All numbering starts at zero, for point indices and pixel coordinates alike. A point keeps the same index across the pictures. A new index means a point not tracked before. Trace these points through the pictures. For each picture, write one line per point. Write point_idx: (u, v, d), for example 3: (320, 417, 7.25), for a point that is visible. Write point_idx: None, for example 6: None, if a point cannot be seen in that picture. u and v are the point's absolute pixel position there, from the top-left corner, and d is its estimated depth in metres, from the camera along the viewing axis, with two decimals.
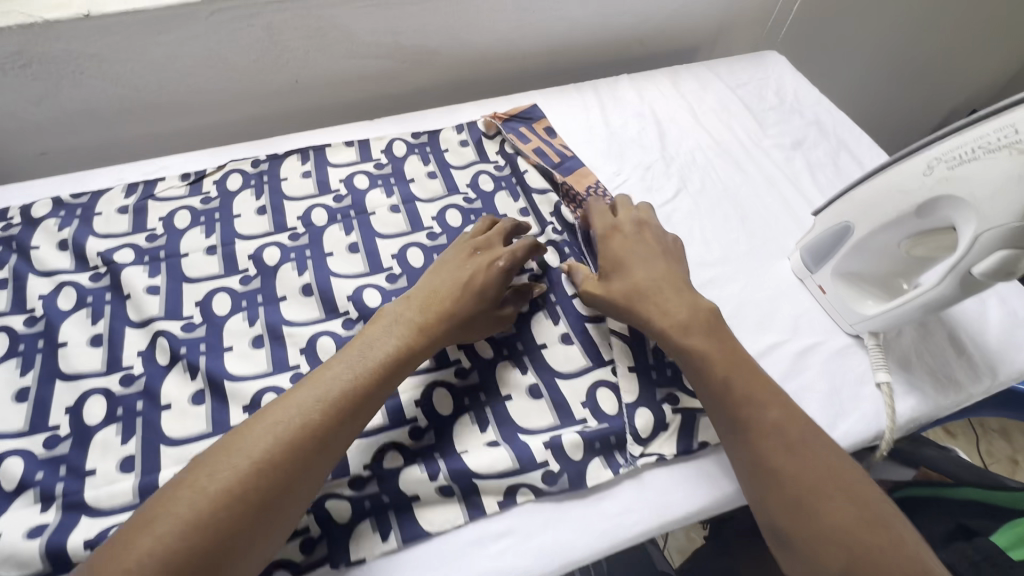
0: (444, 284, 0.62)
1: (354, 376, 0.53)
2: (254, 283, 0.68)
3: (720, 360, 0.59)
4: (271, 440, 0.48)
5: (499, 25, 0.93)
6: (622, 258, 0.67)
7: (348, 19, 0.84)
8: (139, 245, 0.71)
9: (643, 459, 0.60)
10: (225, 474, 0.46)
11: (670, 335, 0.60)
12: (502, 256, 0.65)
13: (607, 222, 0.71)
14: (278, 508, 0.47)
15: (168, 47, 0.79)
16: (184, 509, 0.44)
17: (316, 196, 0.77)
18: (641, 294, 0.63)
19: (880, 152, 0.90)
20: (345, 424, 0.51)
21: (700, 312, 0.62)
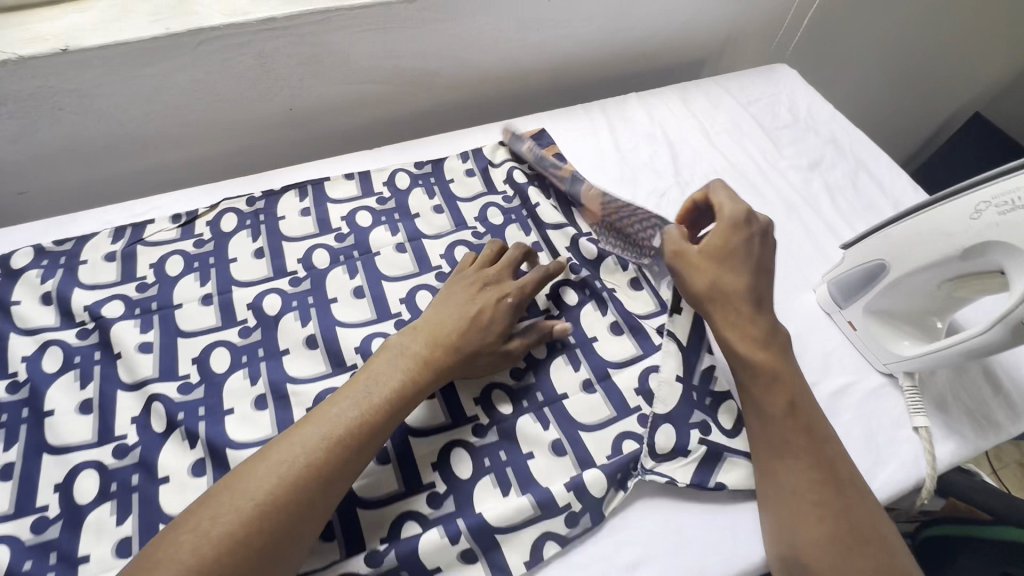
0: (454, 314, 0.60)
1: (364, 413, 0.51)
2: (254, 335, 0.64)
3: (789, 386, 0.56)
4: (277, 480, 0.46)
5: (503, 45, 0.89)
6: (731, 255, 0.60)
7: (345, 45, 0.80)
8: (129, 296, 0.66)
9: (652, 475, 0.57)
10: (229, 518, 0.44)
11: (744, 351, 0.56)
12: (513, 289, 0.63)
13: (742, 212, 0.62)
14: (280, 555, 0.45)
15: (154, 80, 0.74)
16: (185, 554, 0.42)
17: (316, 236, 0.73)
18: (730, 299, 0.58)
19: (899, 172, 0.86)
20: (352, 466, 0.49)
21: (779, 332, 0.58)
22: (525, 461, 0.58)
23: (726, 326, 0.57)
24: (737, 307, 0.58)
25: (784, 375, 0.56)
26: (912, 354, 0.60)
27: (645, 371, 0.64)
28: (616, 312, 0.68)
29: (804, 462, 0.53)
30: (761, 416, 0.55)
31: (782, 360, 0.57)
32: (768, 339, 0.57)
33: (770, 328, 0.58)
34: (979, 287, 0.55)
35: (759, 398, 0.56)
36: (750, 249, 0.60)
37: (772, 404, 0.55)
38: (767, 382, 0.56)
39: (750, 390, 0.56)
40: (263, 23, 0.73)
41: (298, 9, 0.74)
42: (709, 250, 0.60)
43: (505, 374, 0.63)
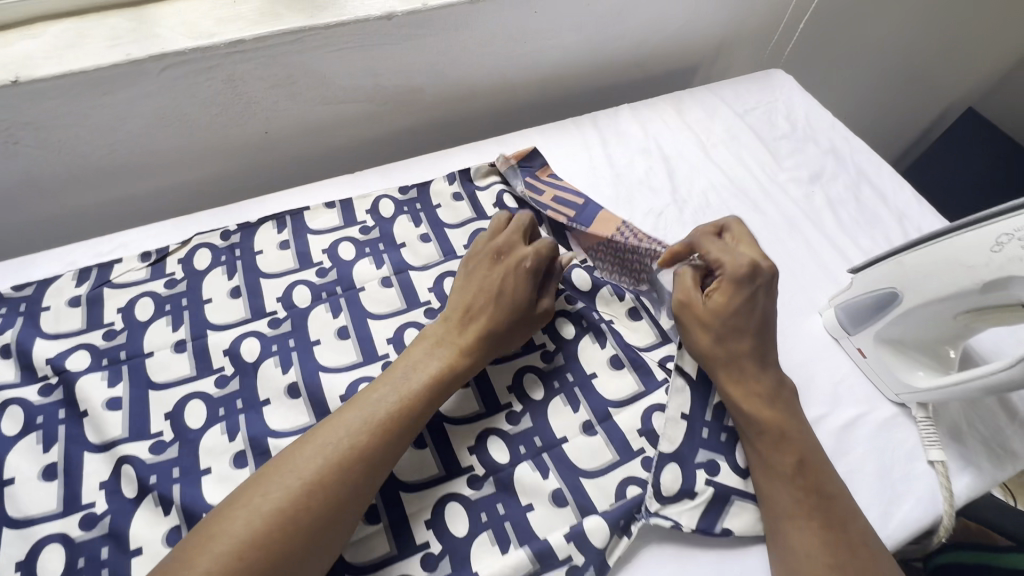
0: (475, 292, 0.61)
1: (401, 394, 0.53)
2: (232, 385, 0.60)
3: (798, 443, 0.55)
4: (321, 462, 0.48)
5: (488, 58, 0.85)
6: (737, 312, 0.60)
7: (320, 64, 0.75)
8: (96, 345, 0.62)
9: (657, 519, 0.54)
10: (280, 495, 0.45)
11: (749, 407, 0.57)
12: (528, 257, 0.63)
13: (744, 264, 0.61)
14: (331, 532, 0.46)
15: (115, 109, 0.69)
16: (241, 528, 0.43)
17: (296, 271, 0.69)
18: (735, 357, 0.59)
19: (902, 182, 0.83)
20: (394, 444, 0.51)
21: (785, 390, 0.59)
22: (524, 514, 0.54)
23: (731, 385, 0.58)
24: (742, 365, 0.59)
25: (793, 433, 0.56)
26: (927, 386, 0.58)
27: (648, 409, 0.60)
28: (616, 345, 0.64)
29: (813, 522, 0.52)
30: (767, 474, 0.55)
31: (789, 416, 0.57)
32: (774, 396, 0.58)
33: (776, 384, 0.59)
34: (996, 319, 0.53)
35: (766, 456, 0.55)
36: (754, 304, 0.61)
37: (781, 462, 0.55)
38: (774, 440, 0.55)
39: (756, 447, 0.56)
40: (231, 46, 0.68)
41: (269, 30, 0.69)
42: (716, 306, 0.60)
43: (500, 417, 0.60)
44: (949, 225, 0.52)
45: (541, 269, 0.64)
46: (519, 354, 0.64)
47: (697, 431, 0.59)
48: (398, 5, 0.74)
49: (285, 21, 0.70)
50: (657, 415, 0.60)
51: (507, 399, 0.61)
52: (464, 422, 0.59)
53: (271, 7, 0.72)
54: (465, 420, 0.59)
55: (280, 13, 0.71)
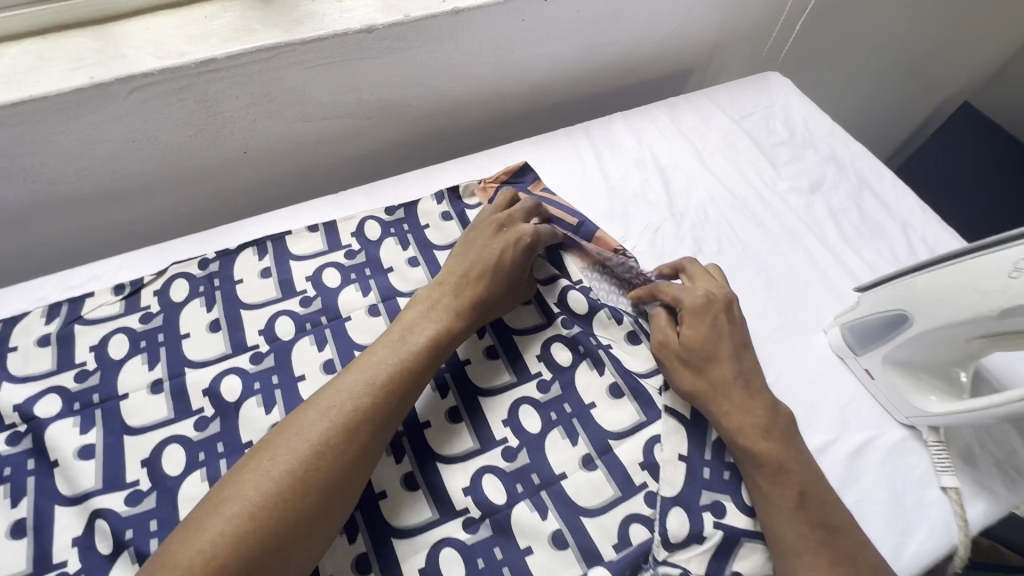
0: (476, 259, 0.62)
1: (404, 360, 0.54)
2: (212, 427, 0.57)
3: (799, 472, 0.53)
4: (327, 426, 0.48)
5: (475, 68, 0.82)
6: (706, 345, 0.59)
7: (299, 81, 0.72)
8: (67, 387, 0.59)
9: (665, 568, 0.51)
10: (288, 461, 0.46)
11: (744, 441, 0.55)
12: (528, 230, 0.65)
13: (699, 298, 0.62)
14: (340, 496, 0.47)
15: (81, 134, 0.66)
16: (253, 493, 0.44)
17: (279, 301, 0.66)
18: (719, 388, 0.57)
19: (905, 190, 0.81)
20: (399, 407, 0.52)
21: (781, 417, 0.57)
22: (522, 558, 0.52)
23: (725, 418, 0.56)
24: (731, 396, 0.57)
25: (791, 464, 0.54)
26: (940, 412, 0.55)
27: (649, 440, 0.58)
28: (614, 372, 0.62)
29: (822, 558, 0.49)
30: (771, 512, 0.52)
31: (787, 444, 0.55)
32: (768, 426, 0.55)
33: (770, 411, 0.56)
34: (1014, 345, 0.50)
35: (768, 491, 0.53)
36: (721, 334, 0.60)
37: (782, 496, 0.52)
38: (773, 472, 0.53)
39: (757, 481, 0.54)
40: (202, 65, 0.65)
41: (242, 47, 0.66)
42: (683, 343, 0.60)
43: (496, 454, 0.57)
44: (964, 249, 0.50)
45: (540, 243, 0.66)
46: (514, 384, 0.61)
47: (698, 467, 0.57)
48: (378, 17, 0.70)
49: (259, 37, 0.67)
50: (659, 447, 0.57)
51: (502, 434, 0.58)
52: (457, 460, 0.56)
53: (245, 22, 0.68)
54: (458, 458, 0.56)
55: (254, 28, 0.67)
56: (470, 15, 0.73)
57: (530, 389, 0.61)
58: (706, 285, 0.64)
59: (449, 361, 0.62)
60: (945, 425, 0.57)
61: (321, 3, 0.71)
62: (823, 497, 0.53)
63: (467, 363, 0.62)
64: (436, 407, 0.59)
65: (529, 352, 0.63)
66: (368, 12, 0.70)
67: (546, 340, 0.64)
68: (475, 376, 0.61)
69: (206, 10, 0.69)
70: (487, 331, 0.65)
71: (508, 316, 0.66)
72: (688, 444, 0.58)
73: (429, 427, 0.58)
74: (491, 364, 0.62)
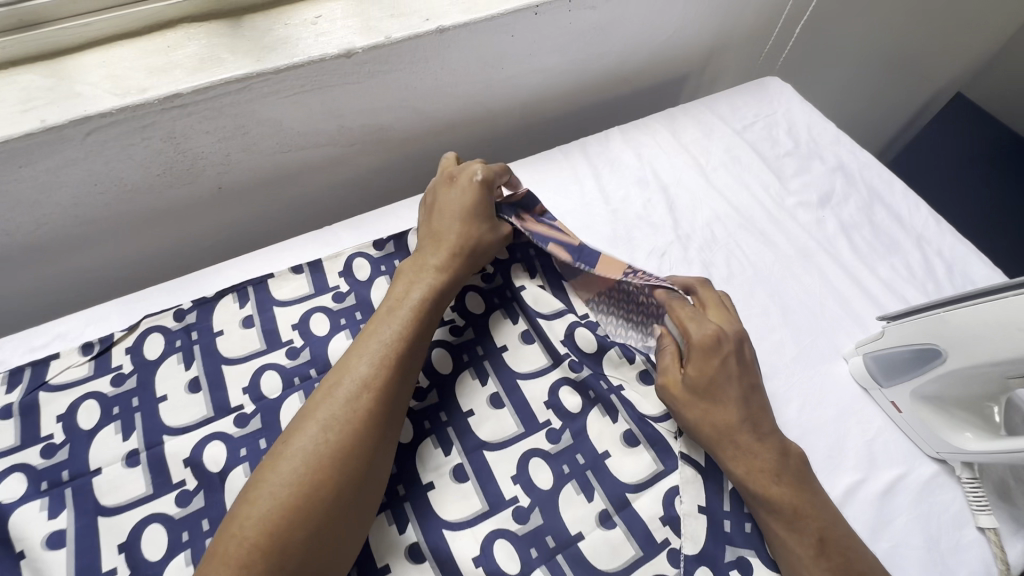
0: (441, 219, 0.61)
1: (399, 328, 0.54)
2: (196, 502, 0.52)
3: (816, 518, 0.49)
4: (333, 400, 0.48)
5: (463, 87, 0.77)
6: (711, 387, 0.54)
7: (274, 111, 0.66)
8: (33, 465, 0.54)
9: None
10: (303, 440, 0.46)
11: (755, 487, 0.51)
12: (477, 172, 0.63)
13: (710, 333, 0.55)
14: (365, 467, 0.47)
15: (36, 181, 0.60)
16: (278, 477, 0.45)
17: (264, 353, 0.61)
18: (725, 433, 0.53)
19: (918, 200, 0.78)
20: (400, 368, 0.52)
21: (795, 459, 0.53)
22: None
23: (734, 463, 0.52)
24: (737, 440, 0.53)
25: (805, 507, 0.50)
26: (976, 449, 0.53)
27: (669, 491, 0.54)
28: (627, 418, 0.58)
29: None
30: (791, 563, 0.49)
31: (800, 486, 0.51)
32: (780, 469, 0.51)
33: (780, 452, 0.52)
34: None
35: (786, 540, 0.50)
36: (727, 373, 0.54)
37: (801, 545, 0.49)
38: (788, 519, 0.50)
39: (774, 529, 0.51)
40: (166, 101, 0.59)
41: (210, 80, 0.60)
42: (685, 383, 0.55)
43: (506, 516, 0.53)
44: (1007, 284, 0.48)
45: (495, 178, 0.64)
46: (521, 435, 0.57)
47: (720, 520, 0.53)
48: (357, 39, 0.65)
49: (228, 67, 0.61)
50: (679, 499, 0.53)
51: (512, 492, 0.54)
52: (465, 525, 0.52)
53: (212, 50, 0.62)
54: (466, 522, 0.52)
55: (222, 57, 0.62)
56: (456, 33, 0.68)
57: (539, 440, 0.57)
58: (717, 317, 0.58)
59: (451, 413, 0.58)
60: (979, 461, 0.54)
61: (295, 26, 0.65)
62: (846, 543, 0.49)
63: (470, 414, 0.58)
64: (440, 465, 0.55)
65: (536, 398, 0.59)
66: (347, 34, 0.65)
67: (553, 384, 0.60)
68: (479, 429, 0.57)
69: (169, 38, 0.63)
70: (489, 376, 0.60)
71: (511, 359, 0.61)
72: (707, 494, 0.54)
73: (432, 489, 0.54)
74: (496, 414, 0.58)
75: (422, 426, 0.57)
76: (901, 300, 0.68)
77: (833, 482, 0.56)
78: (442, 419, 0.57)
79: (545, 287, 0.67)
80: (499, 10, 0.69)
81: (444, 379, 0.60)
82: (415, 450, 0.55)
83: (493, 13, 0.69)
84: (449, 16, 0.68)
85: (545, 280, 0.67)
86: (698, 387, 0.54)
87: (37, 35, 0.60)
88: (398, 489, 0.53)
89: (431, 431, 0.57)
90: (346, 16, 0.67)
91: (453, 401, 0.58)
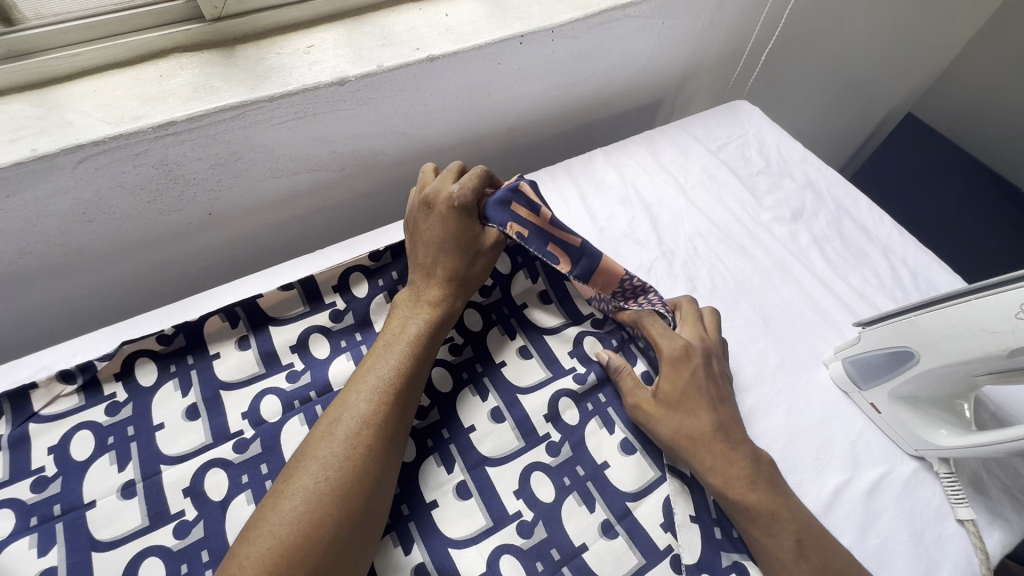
0: (428, 247, 0.61)
1: (396, 360, 0.54)
2: (196, 532, 0.51)
3: (792, 521, 0.52)
4: (336, 438, 0.48)
5: (452, 112, 0.79)
6: (684, 398, 0.57)
7: (267, 137, 0.67)
8: (23, 500, 0.52)
9: None
10: (303, 477, 0.46)
11: (733, 496, 0.53)
12: (454, 192, 0.61)
13: (680, 346, 0.59)
14: (365, 502, 0.47)
15: (25, 209, 0.59)
16: (282, 517, 0.44)
17: (262, 377, 0.61)
18: (702, 444, 0.55)
19: (881, 215, 0.83)
20: (400, 401, 0.52)
21: (763, 465, 0.55)
22: None
23: (708, 473, 0.54)
24: (712, 451, 0.55)
25: (783, 512, 0.52)
26: (950, 444, 0.56)
27: (666, 499, 0.56)
28: (624, 428, 0.60)
29: None
30: (774, 566, 0.51)
31: (774, 491, 0.53)
32: (753, 476, 0.53)
33: (752, 460, 0.55)
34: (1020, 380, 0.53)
35: (767, 545, 0.51)
36: (699, 386, 0.58)
37: (782, 548, 0.51)
38: (766, 523, 0.52)
39: (755, 537, 0.52)
40: (160, 129, 0.60)
41: (205, 108, 0.61)
42: (660, 396, 0.58)
43: (511, 531, 0.53)
44: (969, 287, 0.52)
45: (472, 196, 0.61)
46: (522, 449, 0.58)
47: (710, 527, 0.55)
48: (350, 67, 0.67)
49: (223, 95, 0.62)
50: (676, 506, 0.55)
51: (515, 507, 0.54)
52: (470, 542, 0.52)
53: (206, 79, 0.63)
54: (471, 539, 0.52)
55: (217, 86, 0.63)
56: (446, 61, 0.71)
57: (541, 453, 0.58)
58: (692, 332, 0.62)
59: (452, 430, 0.58)
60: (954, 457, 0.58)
61: (288, 55, 0.67)
62: (822, 543, 0.51)
63: (471, 430, 0.59)
64: (443, 483, 0.55)
65: (535, 412, 0.60)
66: (339, 63, 0.67)
67: (553, 396, 0.61)
68: (481, 444, 0.58)
69: (162, 68, 0.64)
70: (490, 392, 0.61)
71: (511, 373, 0.63)
72: (698, 501, 0.56)
73: (436, 507, 0.54)
74: (497, 429, 0.59)
75: (424, 444, 0.57)
76: (872, 306, 0.73)
77: (822, 482, 0.58)
78: (444, 436, 0.58)
79: (547, 291, 0.69)
80: (487, 40, 0.72)
81: (445, 397, 0.60)
82: (416, 469, 0.56)
83: (481, 43, 0.71)
84: (438, 46, 0.70)
85: (547, 283, 0.69)
86: (673, 397, 0.57)
87: (27, 64, 0.60)
88: (402, 509, 0.53)
89: (434, 448, 0.57)
90: (338, 46, 0.69)
91: (455, 417, 0.59)
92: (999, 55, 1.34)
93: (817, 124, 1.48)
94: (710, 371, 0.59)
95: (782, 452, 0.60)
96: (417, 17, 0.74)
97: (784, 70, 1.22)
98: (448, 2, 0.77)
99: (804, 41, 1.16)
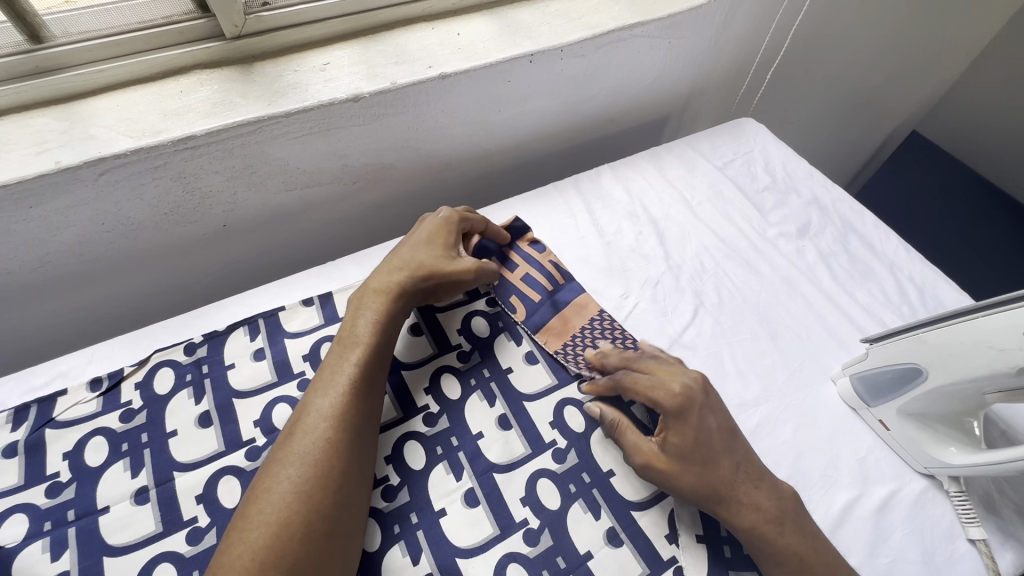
0: (398, 252, 0.65)
1: (356, 356, 0.55)
2: (208, 539, 0.52)
3: (822, 563, 0.51)
4: (298, 437, 0.49)
5: (463, 128, 0.81)
6: (698, 448, 0.54)
7: (281, 151, 0.69)
8: (36, 504, 0.52)
9: None
10: (271, 480, 0.46)
11: (762, 543, 0.52)
12: (441, 211, 0.69)
13: (677, 393, 0.55)
14: (334, 499, 0.46)
15: (47, 219, 0.61)
16: (254, 522, 0.44)
17: (274, 385, 0.61)
18: (726, 493, 0.53)
19: (888, 231, 0.83)
20: (359, 395, 0.53)
21: (789, 500, 0.53)
22: None
23: (736, 517, 0.52)
24: (739, 497, 0.53)
25: (813, 556, 0.51)
26: (960, 462, 0.56)
27: (671, 511, 0.55)
28: None
29: None
30: None
31: (802, 532, 0.52)
32: (780, 517, 0.52)
33: (777, 497, 0.53)
34: None
35: None
36: (710, 429, 0.54)
37: None
38: (796, 567, 0.51)
39: None
40: (179, 143, 0.61)
41: (225, 122, 0.63)
42: (671, 450, 0.54)
43: (518, 542, 0.53)
44: (976, 304, 0.53)
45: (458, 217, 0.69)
46: (529, 456, 0.58)
47: (719, 545, 0.55)
48: (365, 84, 0.68)
49: (241, 111, 0.64)
50: (677, 519, 0.55)
51: (522, 515, 0.54)
52: (477, 551, 0.52)
53: (225, 95, 0.65)
54: (478, 548, 0.52)
55: (235, 102, 0.65)
56: (458, 78, 0.72)
57: (549, 460, 0.58)
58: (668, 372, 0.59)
59: (461, 437, 0.59)
60: (964, 475, 0.57)
61: (304, 72, 0.69)
62: None
63: (479, 436, 0.59)
64: (451, 492, 0.55)
65: (542, 420, 0.60)
66: (354, 80, 0.69)
67: (559, 404, 0.62)
68: (488, 451, 0.58)
69: (182, 84, 0.66)
70: (498, 398, 0.62)
71: (517, 381, 0.63)
72: (705, 522, 0.56)
73: (444, 515, 0.54)
74: (504, 437, 0.59)
75: (433, 451, 0.58)
76: (879, 323, 0.73)
77: (831, 499, 0.58)
78: (453, 444, 0.58)
79: None
80: (497, 58, 0.73)
81: (453, 405, 0.61)
82: (425, 477, 0.56)
83: (491, 61, 0.73)
84: (450, 64, 0.72)
85: None
86: (687, 452, 0.54)
87: (54, 80, 0.61)
88: (411, 517, 0.53)
89: (443, 456, 0.57)
90: (352, 63, 0.71)
91: (463, 424, 0.60)
92: (1001, 75, 1.35)
93: (822, 141, 1.49)
94: (715, 410, 0.56)
95: (790, 469, 0.59)
96: (431, 35, 0.76)
97: (788, 88, 1.24)
98: (461, 22, 0.79)
99: (808, 61, 1.18)
